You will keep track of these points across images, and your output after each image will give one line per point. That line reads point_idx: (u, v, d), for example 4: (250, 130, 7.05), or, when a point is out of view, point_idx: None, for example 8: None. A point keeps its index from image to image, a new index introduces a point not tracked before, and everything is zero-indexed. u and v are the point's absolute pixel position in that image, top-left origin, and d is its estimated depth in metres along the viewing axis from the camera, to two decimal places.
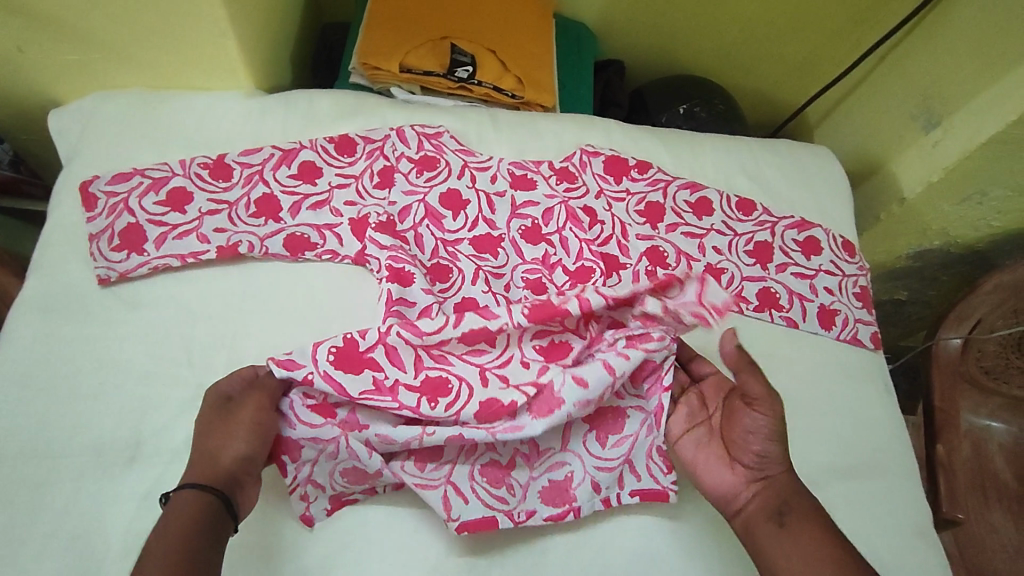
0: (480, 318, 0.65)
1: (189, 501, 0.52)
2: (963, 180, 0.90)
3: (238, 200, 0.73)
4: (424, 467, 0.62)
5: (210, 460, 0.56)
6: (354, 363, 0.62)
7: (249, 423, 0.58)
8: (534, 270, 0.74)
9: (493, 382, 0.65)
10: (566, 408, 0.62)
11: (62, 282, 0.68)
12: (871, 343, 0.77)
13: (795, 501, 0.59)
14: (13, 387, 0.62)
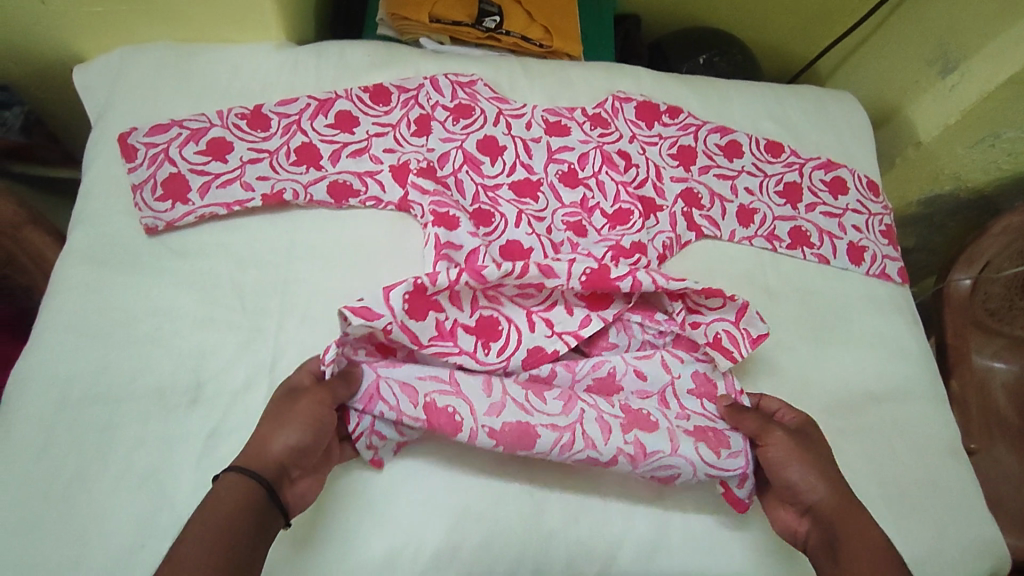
0: (540, 274, 0.66)
1: (233, 492, 0.48)
2: (978, 122, 0.93)
3: (278, 148, 0.73)
4: (515, 456, 0.60)
5: (262, 447, 0.52)
6: (421, 309, 0.63)
7: (309, 413, 0.54)
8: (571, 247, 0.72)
9: (538, 331, 0.67)
10: (624, 395, 0.66)
11: (108, 232, 0.68)
12: (898, 277, 0.79)
13: (848, 535, 0.54)
14: (72, 334, 0.62)
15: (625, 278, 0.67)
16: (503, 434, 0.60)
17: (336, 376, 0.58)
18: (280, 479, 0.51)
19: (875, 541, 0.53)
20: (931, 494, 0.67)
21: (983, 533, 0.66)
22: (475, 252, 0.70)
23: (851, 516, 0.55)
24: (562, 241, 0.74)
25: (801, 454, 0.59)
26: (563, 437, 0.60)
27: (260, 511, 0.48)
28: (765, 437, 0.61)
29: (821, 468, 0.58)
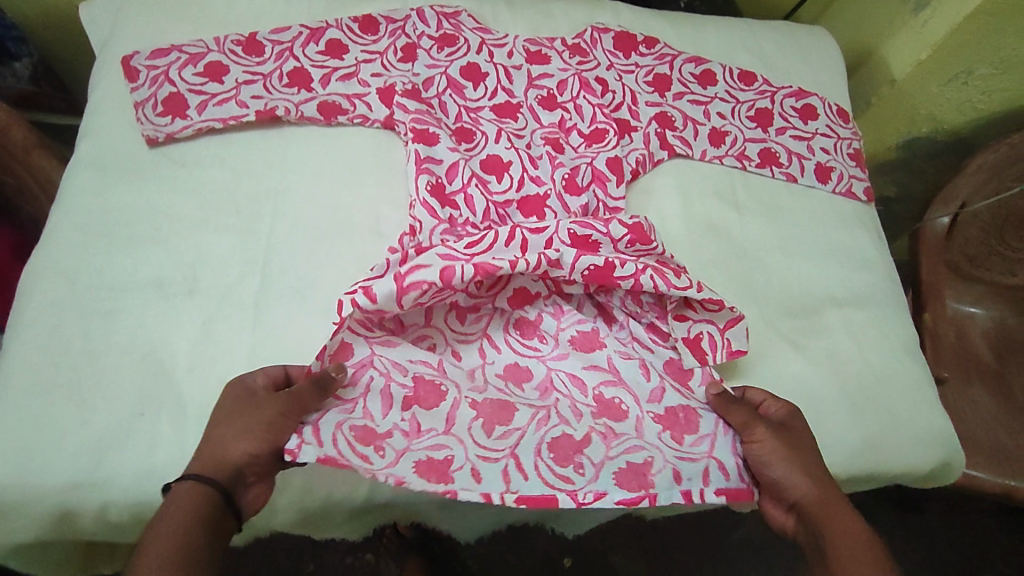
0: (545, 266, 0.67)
1: (182, 502, 0.47)
2: (950, 56, 0.96)
3: (271, 72, 0.77)
4: (492, 431, 0.62)
5: (219, 454, 0.51)
6: (423, 272, 0.66)
7: (266, 420, 0.53)
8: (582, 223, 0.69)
9: (523, 264, 0.71)
10: (606, 352, 0.70)
11: (112, 145, 0.72)
12: (864, 196, 0.83)
13: (831, 535, 0.54)
14: (80, 232, 0.67)
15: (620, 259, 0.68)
16: (483, 405, 0.64)
17: (311, 382, 0.56)
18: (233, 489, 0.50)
19: (855, 538, 0.54)
20: (877, 385, 0.73)
21: (923, 420, 0.73)
22: (455, 166, 0.74)
23: (837, 516, 0.55)
24: (541, 155, 0.77)
25: (788, 450, 0.59)
26: (540, 413, 0.65)
27: (207, 522, 0.48)
28: (752, 432, 0.61)
29: (806, 467, 0.58)
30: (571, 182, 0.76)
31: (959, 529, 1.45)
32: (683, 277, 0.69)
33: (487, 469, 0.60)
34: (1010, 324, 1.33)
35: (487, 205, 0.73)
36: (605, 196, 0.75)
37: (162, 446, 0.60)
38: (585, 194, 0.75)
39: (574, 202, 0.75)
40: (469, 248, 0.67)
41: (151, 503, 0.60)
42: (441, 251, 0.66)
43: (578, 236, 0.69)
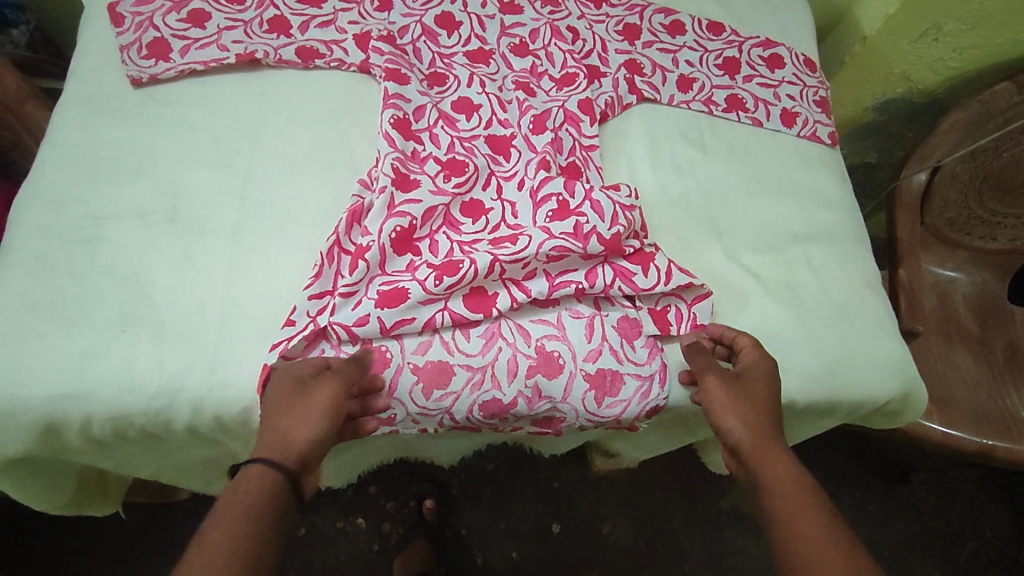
0: (510, 250, 0.67)
1: (255, 487, 0.51)
2: (918, 11, 0.99)
3: (252, 19, 0.79)
4: (430, 395, 0.64)
5: (280, 437, 0.55)
6: (395, 299, 0.64)
7: (323, 404, 0.57)
8: (564, 244, 0.67)
9: (488, 191, 0.73)
10: (558, 310, 0.68)
11: (100, 86, 0.75)
12: (828, 140, 0.86)
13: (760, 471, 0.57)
14: (66, 165, 0.70)
15: (584, 203, 0.70)
16: (424, 370, 0.64)
17: (352, 363, 0.60)
18: (300, 470, 0.54)
19: (794, 479, 0.55)
20: (842, 318, 0.74)
21: (887, 351, 0.74)
22: (422, 109, 0.77)
23: (769, 455, 0.57)
24: (510, 99, 0.80)
25: (733, 397, 0.61)
26: (476, 376, 0.65)
27: (281, 505, 0.52)
28: (704, 382, 0.63)
29: (745, 409, 0.60)
30: (538, 121, 0.78)
31: (948, 500, 1.46)
32: (650, 271, 0.70)
33: (426, 421, 0.66)
34: (992, 289, 1.31)
35: (452, 141, 0.75)
36: (579, 134, 0.78)
37: (142, 362, 0.61)
38: (548, 133, 0.77)
39: (539, 139, 0.76)
40: (447, 288, 0.65)
41: (130, 416, 0.61)
42: (418, 295, 0.64)
43: (558, 257, 0.68)
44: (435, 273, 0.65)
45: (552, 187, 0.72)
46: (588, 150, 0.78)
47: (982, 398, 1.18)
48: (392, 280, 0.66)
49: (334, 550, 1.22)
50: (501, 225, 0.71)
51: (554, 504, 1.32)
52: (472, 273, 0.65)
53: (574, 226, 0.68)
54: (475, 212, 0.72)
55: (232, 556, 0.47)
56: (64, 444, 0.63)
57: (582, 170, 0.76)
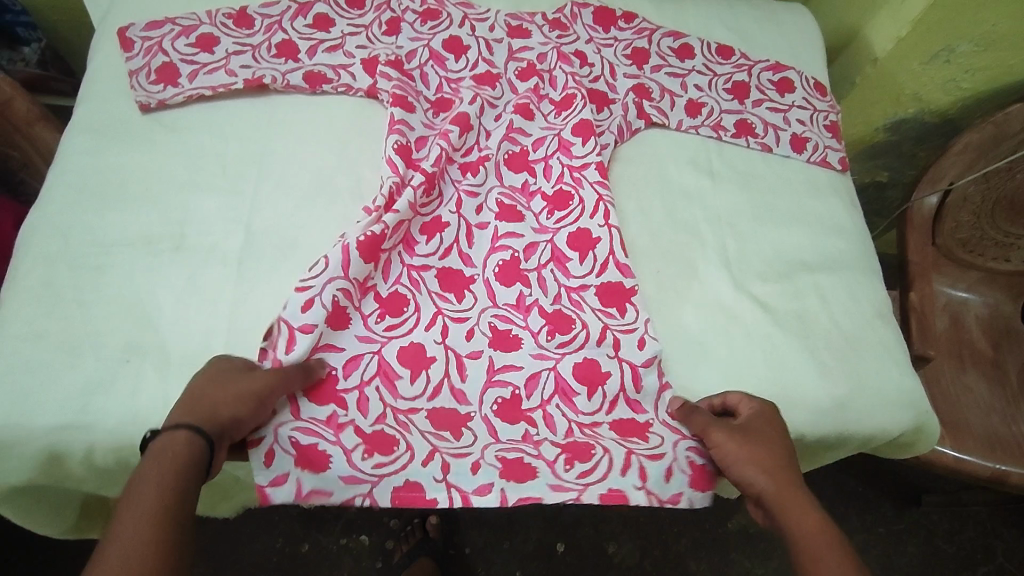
0: (454, 321, 0.69)
1: (165, 474, 0.49)
2: (929, 34, 0.98)
3: (260, 44, 0.79)
4: (457, 436, 0.65)
5: (209, 414, 0.54)
6: (341, 322, 0.66)
7: (261, 391, 0.58)
8: (504, 317, 0.70)
9: (449, 206, 0.74)
10: (522, 352, 0.68)
11: (109, 110, 0.75)
12: (838, 165, 0.85)
13: (783, 521, 0.55)
14: (72, 191, 0.70)
15: (533, 271, 0.72)
16: (439, 417, 0.65)
17: (296, 367, 0.62)
18: (217, 437, 0.54)
19: (807, 524, 0.54)
20: (853, 349, 0.72)
21: (901, 383, 0.72)
22: (425, 139, 0.76)
23: (789, 501, 0.55)
24: (499, 127, 0.79)
25: (747, 451, 0.59)
26: (490, 421, 0.66)
27: (201, 471, 0.51)
28: (710, 440, 0.62)
29: (759, 454, 0.59)
30: (517, 158, 0.78)
31: (959, 522, 1.44)
32: (595, 395, 0.67)
33: (456, 464, 0.64)
34: (1006, 310, 1.30)
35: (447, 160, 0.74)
36: (569, 159, 0.77)
37: (147, 390, 0.61)
38: (524, 172, 0.78)
39: (512, 177, 0.77)
40: (388, 331, 0.67)
41: (133, 445, 0.60)
42: (359, 331, 0.67)
43: (498, 331, 0.69)
44: (379, 310, 0.68)
45: (513, 239, 0.73)
46: (578, 170, 0.77)
47: (995, 423, 1.16)
48: (342, 296, 0.66)
49: (337, 567, 1.22)
50: (453, 249, 0.73)
51: (559, 523, 1.30)
52: (414, 320, 0.68)
53: (523, 318, 0.70)
54: (432, 230, 0.73)
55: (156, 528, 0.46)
56: (67, 475, 0.62)
57: (571, 196, 0.75)
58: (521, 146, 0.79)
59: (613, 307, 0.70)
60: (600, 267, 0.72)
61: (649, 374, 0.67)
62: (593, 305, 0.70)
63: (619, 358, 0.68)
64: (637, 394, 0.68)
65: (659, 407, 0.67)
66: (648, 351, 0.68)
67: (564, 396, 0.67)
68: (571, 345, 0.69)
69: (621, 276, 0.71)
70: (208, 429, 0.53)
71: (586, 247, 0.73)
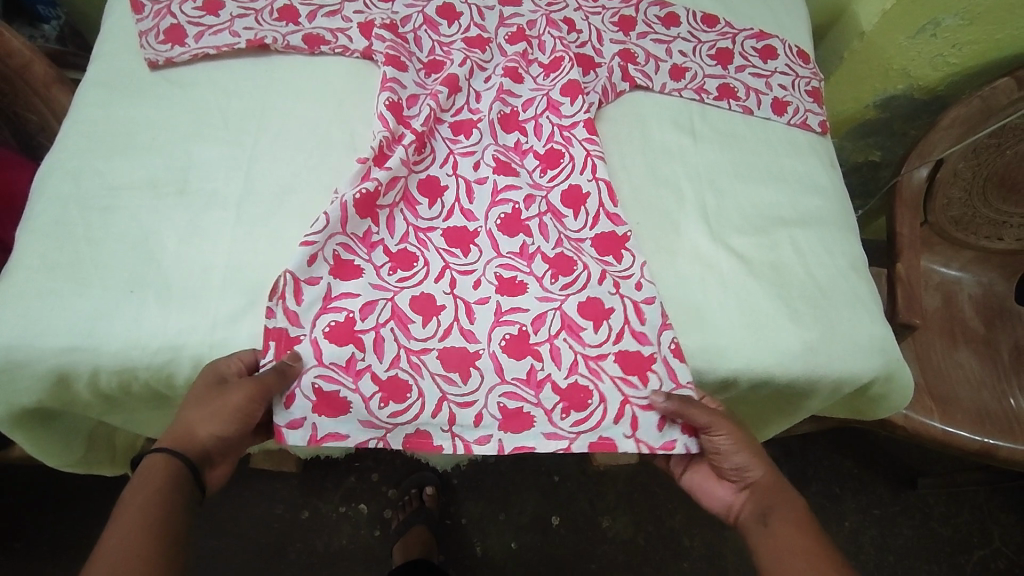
0: (461, 270, 0.71)
1: (148, 486, 0.56)
2: (914, 7, 1.00)
3: (262, 8, 0.84)
4: (465, 380, 0.67)
5: (187, 434, 0.60)
6: (350, 273, 0.69)
7: (232, 408, 0.59)
8: (509, 265, 0.72)
9: (445, 168, 0.76)
10: (528, 295, 0.70)
11: (119, 66, 0.80)
12: (818, 128, 0.87)
13: (778, 505, 0.63)
14: (83, 139, 0.74)
15: (534, 219, 0.73)
16: (449, 356, 0.67)
17: (272, 372, 0.62)
18: (200, 459, 0.60)
19: (797, 511, 0.62)
20: (826, 299, 0.74)
21: (873, 332, 0.73)
22: (416, 98, 0.79)
23: (780, 492, 0.64)
24: (489, 89, 0.82)
25: (744, 440, 0.66)
26: (499, 362, 0.68)
27: (186, 487, 0.58)
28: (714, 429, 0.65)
29: (754, 448, 0.66)
30: (509, 120, 0.80)
31: (955, 506, 1.44)
32: (601, 328, 0.69)
33: (462, 411, 0.67)
34: (999, 291, 1.31)
35: (429, 117, 0.76)
36: (560, 121, 0.80)
37: (148, 320, 0.65)
38: (516, 133, 0.80)
39: (506, 137, 0.79)
40: (400, 283, 0.69)
41: (135, 369, 0.64)
42: (372, 279, 0.69)
43: (504, 279, 0.71)
44: (390, 262, 0.70)
45: (514, 192, 0.75)
46: (569, 129, 0.79)
47: (985, 397, 1.17)
48: (349, 248, 0.69)
49: (336, 533, 1.25)
50: (456, 208, 0.74)
51: (554, 497, 1.33)
52: (424, 274, 0.70)
53: (528, 264, 0.71)
54: (433, 195, 0.74)
55: (130, 539, 0.52)
56: (74, 398, 0.67)
57: (562, 155, 0.77)
58: (512, 107, 0.81)
59: (609, 256, 0.72)
60: (592, 220, 0.74)
61: (651, 310, 0.69)
62: (592, 254, 0.72)
63: (620, 294, 0.70)
64: (642, 326, 0.69)
65: (661, 341, 0.68)
66: (646, 291, 0.70)
67: (569, 332, 0.69)
68: (574, 288, 0.70)
69: (613, 225, 0.73)
70: (190, 455, 0.60)
71: (578, 204, 0.75)
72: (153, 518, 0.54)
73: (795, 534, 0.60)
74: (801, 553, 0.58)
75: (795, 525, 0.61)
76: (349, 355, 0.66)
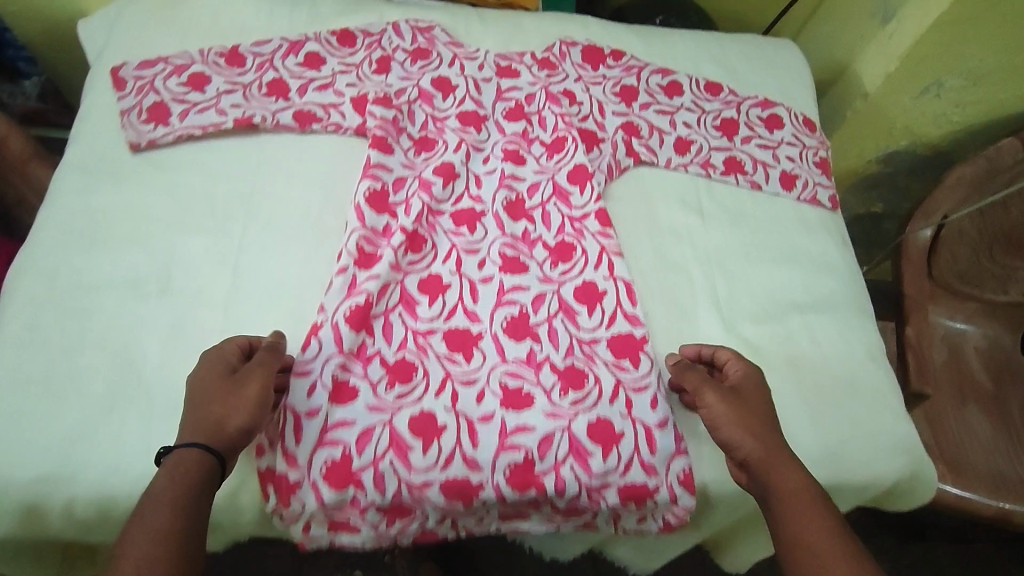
0: (462, 385, 0.65)
1: (178, 485, 0.50)
2: (917, 68, 0.97)
3: (251, 83, 0.80)
4: (469, 505, 0.62)
5: (214, 429, 0.54)
6: (346, 397, 0.63)
7: (255, 399, 0.57)
8: (514, 373, 0.66)
9: (448, 264, 0.72)
10: (534, 411, 0.64)
11: (99, 150, 0.76)
12: (828, 203, 0.84)
13: (777, 484, 0.56)
14: (60, 232, 0.70)
15: (543, 324, 0.69)
16: (449, 490, 0.61)
17: (269, 352, 0.60)
18: (229, 454, 0.55)
19: (798, 489, 0.55)
20: (844, 394, 0.71)
21: (894, 429, 0.70)
22: (403, 180, 0.76)
23: (780, 467, 0.57)
24: (489, 173, 0.79)
25: (734, 412, 0.61)
26: (500, 488, 0.62)
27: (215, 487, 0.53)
28: (701, 398, 0.63)
29: (751, 420, 0.60)
30: (515, 206, 0.76)
31: (966, 562, 1.41)
32: (611, 455, 0.63)
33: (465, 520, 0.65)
34: (1005, 343, 1.29)
35: (423, 209, 0.73)
36: (569, 210, 0.76)
37: (130, 439, 0.60)
38: (524, 220, 0.76)
39: (513, 226, 0.75)
40: (398, 399, 0.64)
41: (116, 499, 0.59)
42: (368, 400, 0.63)
43: (509, 390, 0.65)
44: (387, 377, 0.65)
45: (521, 294, 0.70)
46: (579, 221, 0.75)
47: (997, 460, 1.14)
48: (346, 369, 0.64)
49: None
50: (458, 308, 0.69)
51: None
52: (423, 387, 0.65)
53: (535, 375, 0.66)
54: (433, 293, 0.70)
55: (164, 542, 0.47)
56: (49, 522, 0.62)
57: (574, 247, 0.74)
58: (517, 193, 0.77)
59: (625, 360, 0.68)
60: (609, 319, 0.70)
61: (664, 436, 0.64)
62: (605, 358, 0.67)
63: (633, 418, 0.65)
64: (652, 458, 0.64)
65: (670, 469, 0.64)
66: (662, 411, 0.65)
67: (577, 456, 0.63)
68: (585, 403, 0.65)
69: (630, 326, 0.69)
70: (221, 449, 0.54)
71: (593, 300, 0.71)
72: (181, 517, 0.48)
73: (793, 520, 0.54)
74: (798, 537, 0.52)
75: (796, 508, 0.54)
76: (352, 491, 0.60)
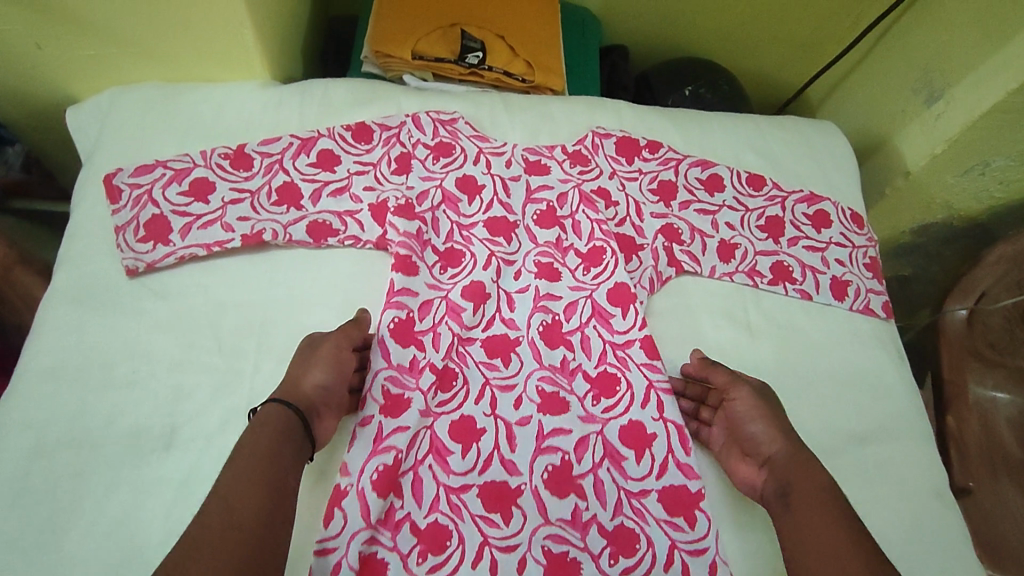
0: (502, 552, 0.60)
1: (263, 430, 0.53)
2: (965, 151, 0.92)
3: (260, 188, 0.73)
4: None
5: (293, 385, 0.58)
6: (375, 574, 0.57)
7: (329, 356, 0.61)
8: (559, 536, 0.61)
9: (482, 404, 0.66)
10: None
11: (91, 275, 0.69)
12: (882, 312, 0.79)
13: (799, 480, 0.58)
14: (49, 378, 0.63)
15: (588, 475, 0.64)
16: None
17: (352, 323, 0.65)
18: (308, 408, 0.57)
19: (821, 486, 0.57)
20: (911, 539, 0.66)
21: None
22: (430, 303, 0.70)
23: (804, 465, 0.59)
24: (523, 291, 0.73)
25: (763, 408, 0.64)
26: None
27: (299, 433, 0.55)
28: (731, 394, 0.66)
29: (778, 421, 0.63)
30: (551, 331, 0.71)
31: None
32: None
33: None
34: None
35: (452, 341, 0.68)
36: (610, 334, 0.71)
37: None
38: (562, 347, 0.70)
39: (551, 355, 0.70)
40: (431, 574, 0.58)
41: None
42: None
43: (554, 555, 0.60)
44: (418, 546, 0.59)
45: (562, 439, 0.65)
46: (622, 348, 0.70)
47: None
48: (373, 541, 0.58)
49: None
50: (494, 457, 0.64)
51: None
52: (458, 557, 0.59)
53: (581, 535, 0.61)
54: (466, 441, 0.64)
55: (250, 485, 0.49)
56: None
57: (617, 379, 0.69)
58: (554, 314, 0.72)
59: (679, 516, 0.63)
60: (659, 467, 0.65)
61: None
62: (657, 514, 0.62)
63: None
64: None
65: None
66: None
67: None
68: (636, 571, 0.61)
69: (685, 476, 0.64)
70: (303, 403, 0.57)
71: (641, 443, 0.66)
72: (266, 461, 0.51)
73: (815, 515, 0.54)
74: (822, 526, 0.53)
75: (817, 501, 0.55)
76: None
